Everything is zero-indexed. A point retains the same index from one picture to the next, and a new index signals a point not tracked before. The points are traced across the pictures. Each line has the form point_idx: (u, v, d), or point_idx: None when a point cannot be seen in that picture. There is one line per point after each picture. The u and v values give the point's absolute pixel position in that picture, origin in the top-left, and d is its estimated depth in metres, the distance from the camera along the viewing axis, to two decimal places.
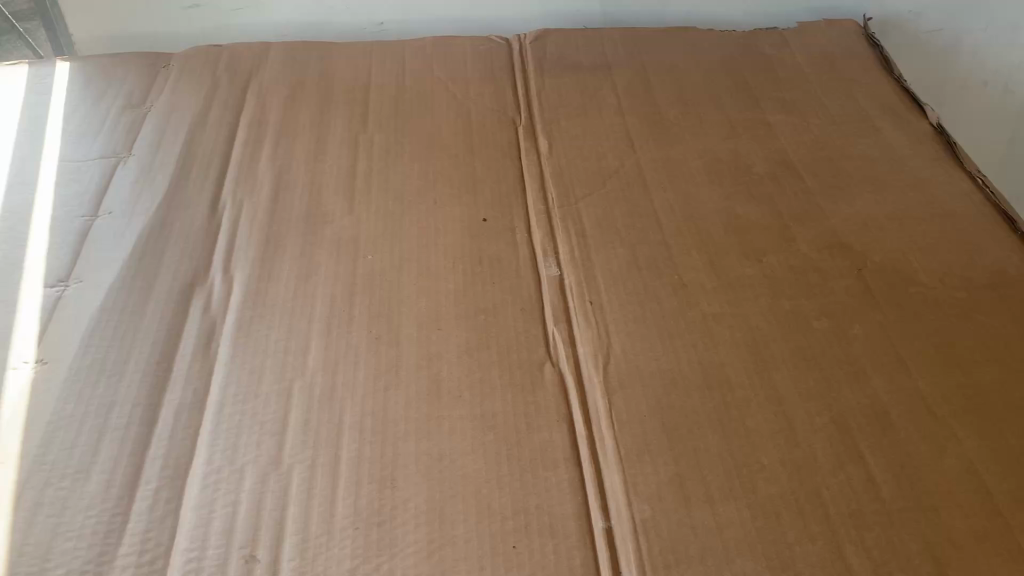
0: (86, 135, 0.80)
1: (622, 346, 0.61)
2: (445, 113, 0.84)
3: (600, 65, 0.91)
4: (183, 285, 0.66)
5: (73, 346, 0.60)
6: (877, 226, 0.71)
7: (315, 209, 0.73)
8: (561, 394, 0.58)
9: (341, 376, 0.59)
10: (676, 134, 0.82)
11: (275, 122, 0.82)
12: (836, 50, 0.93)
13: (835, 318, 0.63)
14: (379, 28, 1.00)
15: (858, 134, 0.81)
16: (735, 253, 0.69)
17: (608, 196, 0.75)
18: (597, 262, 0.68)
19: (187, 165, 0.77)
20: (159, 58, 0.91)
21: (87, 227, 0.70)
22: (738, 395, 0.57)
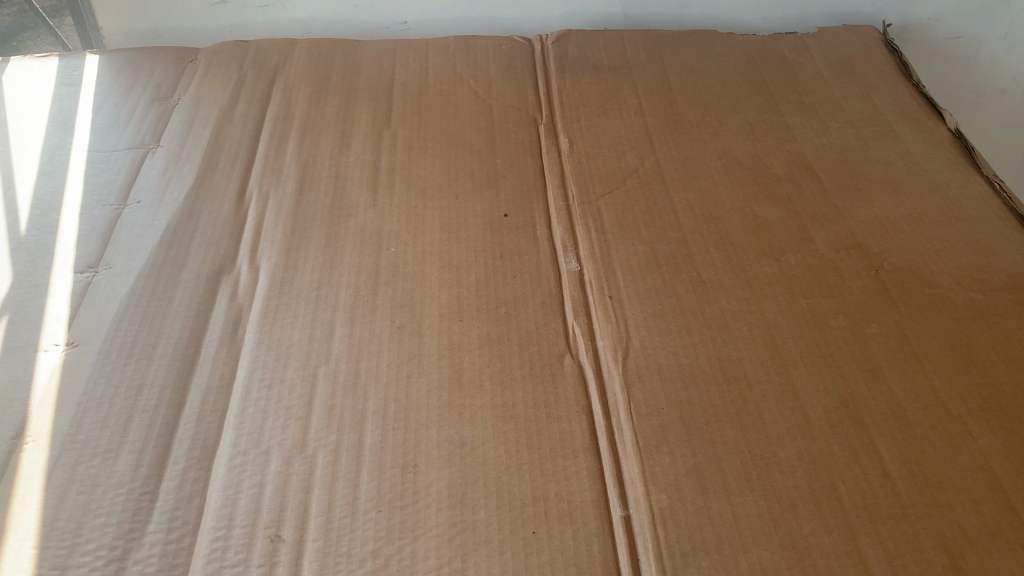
0: (115, 126, 0.82)
1: (641, 340, 0.62)
2: (467, 111, 0.85)
3: (621, 66, 0.92)
4: (210, 273, 0.67)
5: (102, 330, 0.61)
6: (894, 228, 0.71)
7: (339, 202, 0.74)
8: (581, 386, 0.59)
9: (364, 363, 0.60)
10: (696, 135, 0.82)
11: (300, 117, 0.83)
12: (856, 54, 0.94)
13: (852, 317, 0.63)
14: (403, 27, 1.01)
15: (876, 137, 0.82)
16: (753, 251, 0.69)
17: (627, 194, 0.76)
18: (616, 258, 0.69)
19: (213, 157, 0.78)
20: (186, 53, 0.93)
21: (116, 216, 0.72)
22: (755, 389, 0.58)
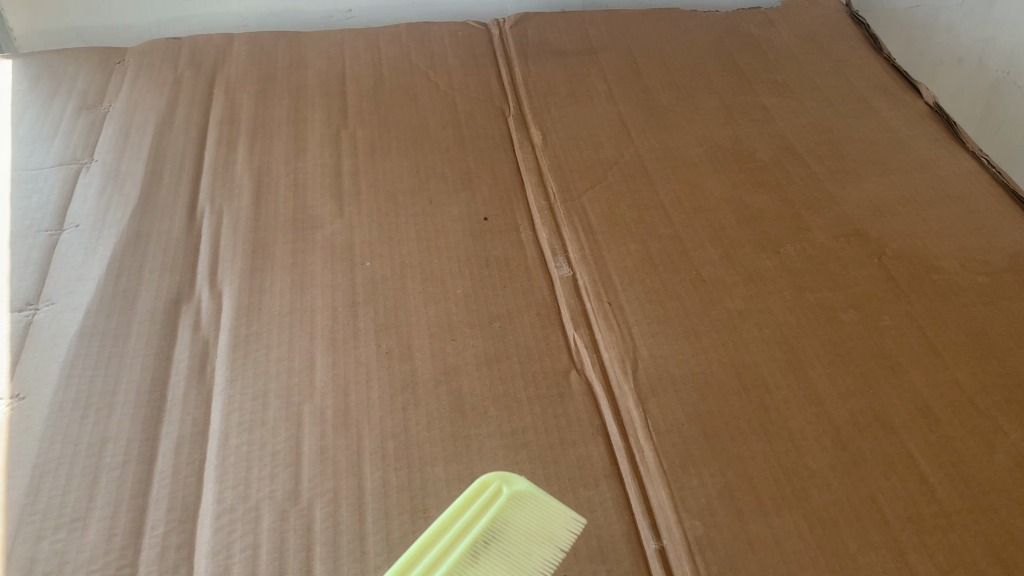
0: (40, 140, 0.74)
1: (649, 350, 0.58)
2: (429, 104, 0.80)
3: (586, 50, 0.87)
4: (167, 303, 0.60)
5: (52, 378, 0.55)
6: (890, 210, 0.69)
7: (302, 213, 0.68)
8: (593, 405, 0.55)
9: (354, 397, 0.54)
10: (673, 121, 0.79)
11: (248, 119, 0.77)
12: (823, 28, 0.91)
13: (863, 310, 0.60)
14: (347, 15, 0.94)
15: (856, 115, 0.79)
16: (751, 244, 0.66)
17: (610, 189, 0.71)
18: (609, 260, 0.65)
19: (156, 169, 0.71)
20: (113, 53, 0.85)
21: (53, 243, 0.64)
22: (777, 396, 0.55)
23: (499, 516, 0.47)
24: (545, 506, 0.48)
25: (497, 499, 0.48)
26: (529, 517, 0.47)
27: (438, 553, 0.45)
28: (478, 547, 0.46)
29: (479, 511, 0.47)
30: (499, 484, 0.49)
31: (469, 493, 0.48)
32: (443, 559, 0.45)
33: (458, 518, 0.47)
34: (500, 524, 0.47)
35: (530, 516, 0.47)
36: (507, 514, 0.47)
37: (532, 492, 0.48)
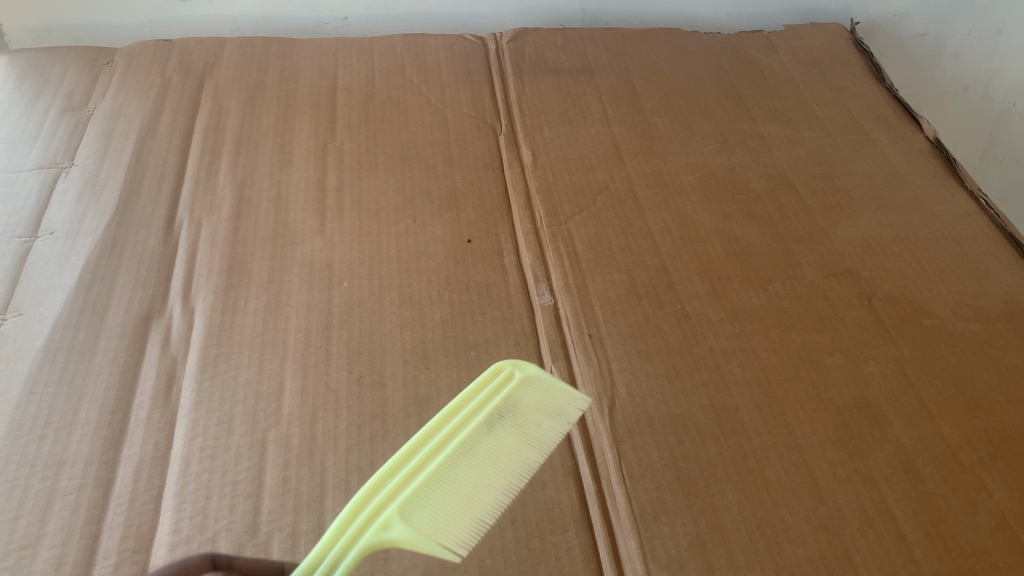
0: (21, 140, 0.72)
1: (628, 387, 0.56)
2: (419, 119, 0.78)
3: (583, 69, 0.85)
4: (138, 318, 0.59)
5: (13, 394, 0.53)
6: (883, 250, 0.67)
7: (282, 228, 0.67)
8: (566, 443, 0.53)
9: (321, 426, 0.53)
10: (667, 145, 0.77)
11: (234, 128, 0.75)
12: (826, 55, 0.89)
13: (849, 354, 0.59)
14: (343, 23, 0.93)
15: (855, 148, 0.77)
16: (739, 280, 0.64)
17: (599, 214, 0.70)
18: (593, 290, 0.64)
19: (137, 177, 0.70)
20: (102, 53, 0.83)
21: (26, 250, 0.63)
22: (755, 443, 0.53)
23: (511, 395, 0.51)
24: (550, 385, 0.52)
25: (510, 382, 0.51)
26: (536, 395, 0.51)
27: (460, 420, 0.49)
28: (491, 421, 0.50)
29: (491, 394, 0.51)
30: (511, 369, 0.52)
31: (483, 378, 0.51)
32: (465, 426, 0.49)
33: (473, 393, 0.50)
34: (511, 403, 0.51)
35: (540, 395, 0.52)
36: (518, 391, 0.51)
37: (542, 376, 0.52)
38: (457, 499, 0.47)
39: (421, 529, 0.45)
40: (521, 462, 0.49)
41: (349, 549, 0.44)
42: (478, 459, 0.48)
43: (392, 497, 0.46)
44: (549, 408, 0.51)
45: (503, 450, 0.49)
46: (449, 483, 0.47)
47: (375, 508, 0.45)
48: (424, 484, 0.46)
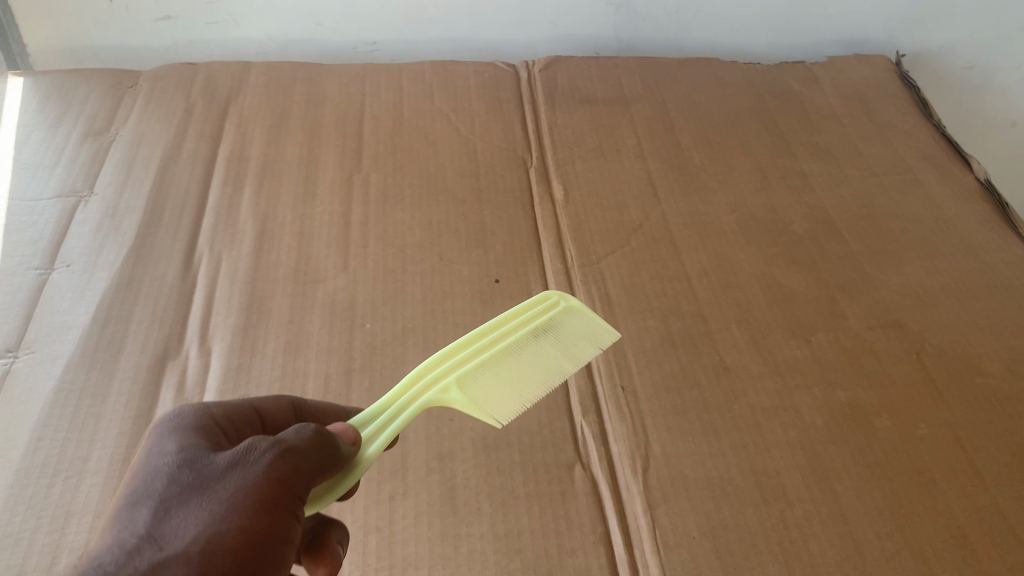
0: (41, 167, 0.71)
1: (663, 446, 0.53)
2: (448, 150, 0.76)
3: (617, 100, 0.83)
4: (153, 359, 0.57)
5: (22, 439, 0.51)
6: (932, 300, 0.64)
7: (304, 263, 0.64)
8: (597, 506, 0.50)
9: None
10: (704, 182, 0.74)
11: (257, 158, 0.73)
12: (870, 89, 0.86)
13: (897, 415, 0.56)
14: (372, 48, 0.91)
15: (901, 189, 0.74)
16: (780, 330, 0.61)
17: (633, 255, 0.67)
18: (626, 337, 0.61)
19: (157, 208, 0.68)
20: (126, 76, 0.82)
21: (41, 283, 0.61)
22: (798, 511, 0.50)
23: (557, 318, 0.57)
24: (591, 320, 0.59)
25: (559, 310, 0.58)
26: (578, 322, 0.58)
27: (518, 324, 0.55)
28: (541, 331, 0.56)
29: (545, 312, 0.57)
30: (557, 299, 0.58)
31: (540, 299, 0.57)
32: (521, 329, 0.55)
33: (533, 306, 0.57)
34: (557, 323, 0.57)
35: (580, 326, 0.58)
36: (564, 318, 0.58)
37: (584, 313, 0.59)
38: (504, 380, 0.53)
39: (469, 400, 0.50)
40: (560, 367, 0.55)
41: (410, 405, 0.49)
42: (525, 355, 0.54)
43: (451, 366, 0.51)
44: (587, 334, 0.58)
45: (546, 354, 0.55)
46: (497, 367, 0.53)
47: (434, 372, 0.51)
48: (482, 363, 0.52)
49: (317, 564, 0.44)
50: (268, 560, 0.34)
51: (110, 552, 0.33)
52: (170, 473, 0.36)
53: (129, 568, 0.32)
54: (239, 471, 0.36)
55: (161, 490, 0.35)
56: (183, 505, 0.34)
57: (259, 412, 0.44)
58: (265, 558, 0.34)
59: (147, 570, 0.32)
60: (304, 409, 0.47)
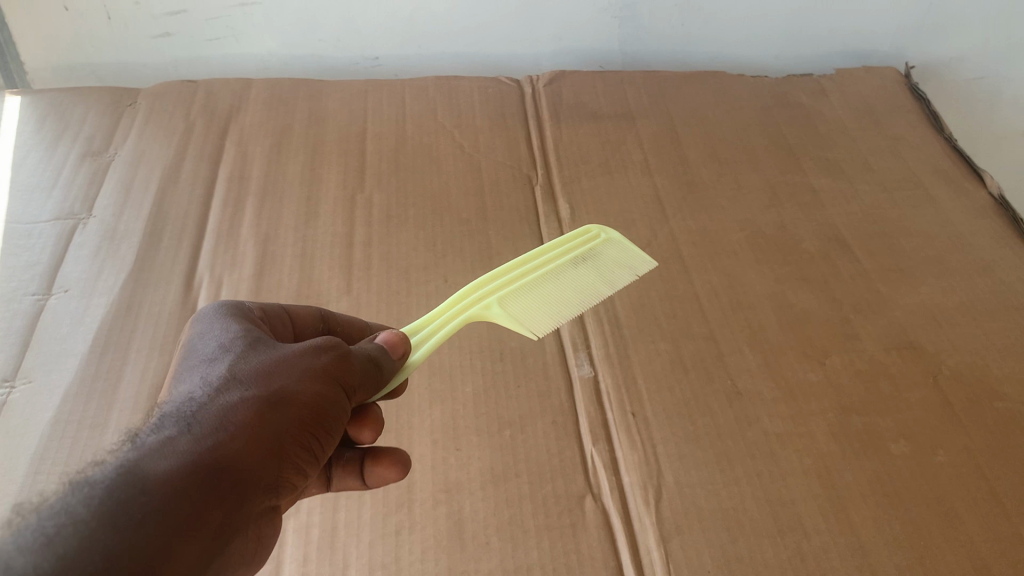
0: (38, 189, 0.70)
1: (675, 476, 0.52)
2: (452, 168, 0.75)
3: (623, 115, 0.82)
4: (153, 387, 0.55)
5: (18, 473, 0.50)
6: (947, 320, 0.62)
7: (306, 285, 0.63)
8: (608, 539, 0.49)
9: (343, 515, 0.49)
10: (713, 199, 0.73)
11: (258, 178, 0.72)
12: (879, 102, 0.85)
13: (915, 441, 0.54)
14: (374, 63, 0.90)
15: (913, 205, 0.73)
16: (793, 352, 0.60)
17: (642, 275, 0.66)
18: (636, 360, 0.59)
19: (157, 231, 0.67)
20: (124, 94, 0.81)
21: (39, 309, 0.60)
22: (815, 542, 0.49)
23: (597, 246, 0.65)
24: (627, 249, 0.66)
25: (599, 240, 0.66)
26: (615, 252, 0.66)
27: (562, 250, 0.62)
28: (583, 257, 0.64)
29: (587, 241, 0.65)
30: (599, 232, 0.66)
31: (585, 230, 0.65)
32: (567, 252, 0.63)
33: (578, 237, 0.65)
34: (596, 252, 0.65)
35: (617, 254, 0.66)
36: (602, 246, 0.65)
37: (622, 242, 0.67)
38: (543, 302, 0.59)
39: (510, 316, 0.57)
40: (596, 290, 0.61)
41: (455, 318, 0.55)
42: (565, 279, 0.61)
43: (498, 287, 0.58)
44: (623, 262, 0.65)
45: (585, 278, 0.62)
46: (538, 286, 0.59)
47: (483, 290, 0.57)
48: (524, 284, 0.59)
49: (361, 428, 0.47)
50: (322, 433, 0.39)
51: (197, 390, 0.36)
52: (244, 344, 0.40)
53: (223, 398, 0.35)
54: (304, 356, 0.40)
55: (238, 350, 0.39)
56: (261, 365, 0.38)
57: (293, 317, 0.48)
58: (328, 417, 0.39)
59: (237, 398, 0.35)
60: (334, 326, 0.51)
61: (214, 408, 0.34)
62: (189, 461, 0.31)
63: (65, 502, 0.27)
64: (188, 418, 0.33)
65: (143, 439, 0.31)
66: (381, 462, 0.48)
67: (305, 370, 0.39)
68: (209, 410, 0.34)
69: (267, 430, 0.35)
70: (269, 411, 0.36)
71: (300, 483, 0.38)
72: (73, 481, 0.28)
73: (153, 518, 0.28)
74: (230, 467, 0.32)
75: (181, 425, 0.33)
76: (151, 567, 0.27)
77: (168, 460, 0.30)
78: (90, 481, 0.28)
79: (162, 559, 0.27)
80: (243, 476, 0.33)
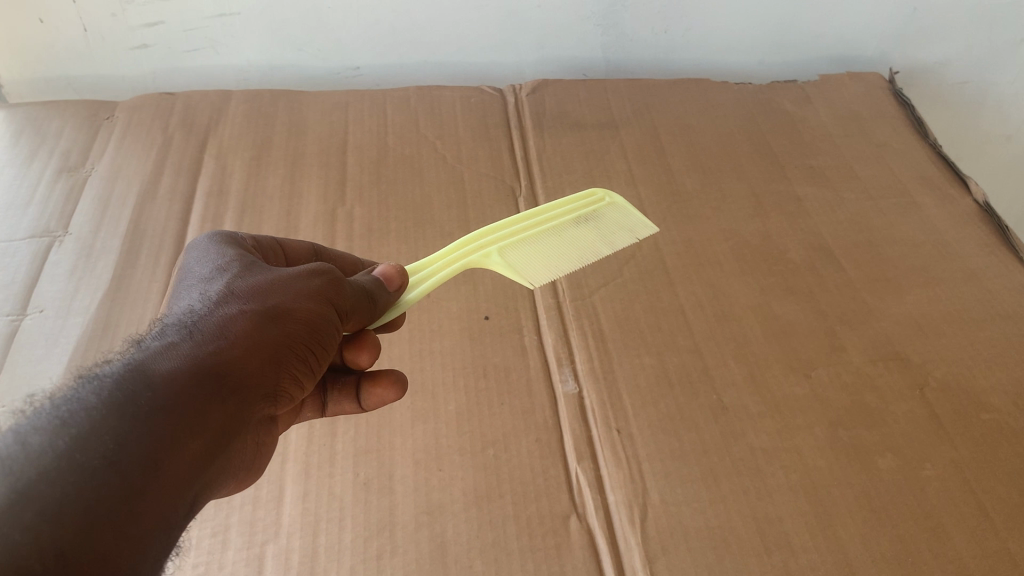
0: (13, 207, 0.68)
1: (660, 494, 0.51)
2: (435, 180, 0.74)
3: (607, 123, 0.81)
4: None
5: None
6: (934, 330, 0.62)
7: None
8: (593, 560, 0.48)
9: (324, 538, 0.48)
10: (697, 209, 0.72)
11: (238, 192, 0.71)
12: (864, 108, 0.85)
13: (903, 455, 0.54)
14: (355, 72, 0.89)
15: (898, 212, 0.73)
16: (780, 364, 0.59)
17: (626, 287, 0.65)
18: (621, 375, 0.59)
19: (134, 247, 0.66)
20: (101, 107, 0.80)
21: (13, 330, 0.59)
22: (803, 561, 0.48)
23: (597, 209, 0.70)
24: (629, 213, 0.71)
25: (601, 203, 0.70)
26: (615, 214, 0.70)
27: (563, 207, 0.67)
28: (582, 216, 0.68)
29: (589, 202, 0.69)
30: (602, 196, 0.71)
31: (588, 193, 0.70)
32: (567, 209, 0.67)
33: (581, 198, 0.69)
34: (595, 214, 0.69)
35: (616, 216, 0.70)
36: (602, 209, 0.70)
37: (624, 206, 0.71)
38: (540, 253, 0.63)
39: (509, 264, 0.61)
40: (589, 249, 0.66)
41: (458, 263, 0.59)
42: (563, 236, 0.65)
43: (500, 235, 0.62)
44: (624, 224, 0.70)
45: (581, 237, 0.67)
46: (537, 238, 0.64)
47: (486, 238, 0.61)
48: (525, 236, 0.63)
49: (358, 351, 0.51)
50: (315, 345, 0.42)
51: (198, 303, 0.39)
52: (242, 264, 0.43)
53: (222, 309, 0.39)
54: (298, 277, 0.43)
55: (238, 270, 0.42)
56: (257, 282, 0.41)
57: (285, 248, 0.52)
58: (321, 333, 0.43)
59: (237, 310, 0.39)
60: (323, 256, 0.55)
61: (214, 319, 0.38)
62: (190, 362, 0.35)
63: (80, 397, 0.31)
64: (190, 326, 0.37)
65: (149, 347, 0.35)
66: (378, 383, 0.52)
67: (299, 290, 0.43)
68: (208, 322, 0.38)
69: (262, 343, 0.39)
70: (264, 325, 0.39)
71: (292, 392, 0.42)
72: (85, 381, 0.32)
73: (157, 410, 0.31)
74: (227, 370, 0.36)
75: (184, 333, 0.36)
76: (155, 455, 0.30)
77: (170, 364, 0.34)
78: (104, 378, 0.32)
79: (164, 447, 0.31)
80: (239, 377, 0.37)
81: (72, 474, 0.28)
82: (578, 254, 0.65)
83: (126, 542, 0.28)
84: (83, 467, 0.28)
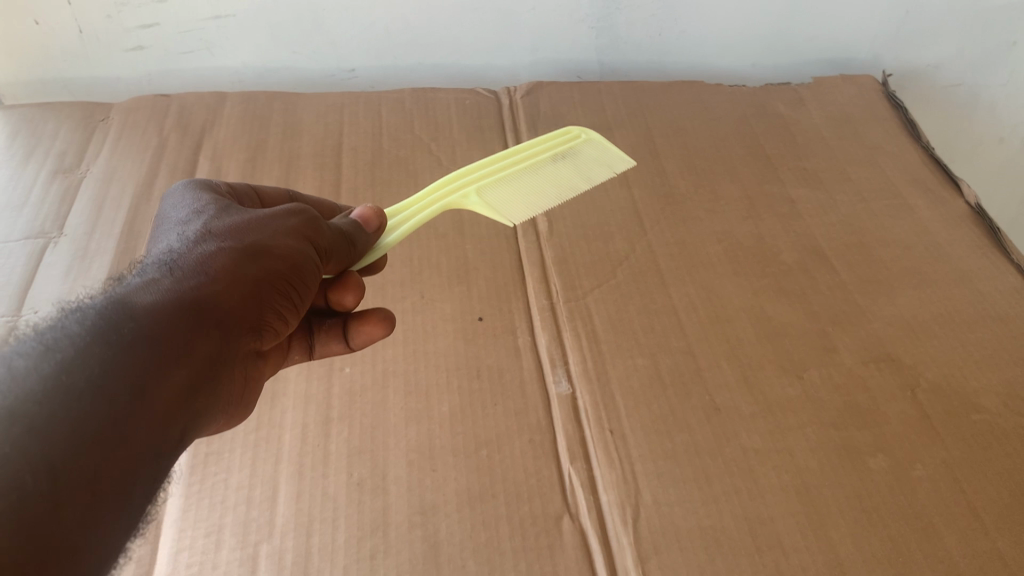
0: (8, 208, 0.69)
1: (653, 495, 0.52)
2: (429, 181, 0.74)
3: (601, 126, 0.82)
4: None
5: None
6: (925, 331, 0.62)
7: None
8: (586, 561, 0.48)
9: (317, 539, 0.49)
10: (691, 211, 0.73)
11: None
12: (857, 111, 0.85)
13: (893, 455, 0.54)
14: (350, 74, 0.89)
15: (890, 215, 0.73)
16: (772, 365, 0.60)
17: (619, 288, 0.65)
18: (614, 376, 0.59)
19: (129, 248, 0.66)
20: (97, 110, 0.80)
21: (7, 332, 0.59)
22: (794, 560, 0.48)
23: (575, 145, 0.74)
24: (604, 148, 0.75)
25: (577, 140, 0.74)
26: (593, 151, 0.75)
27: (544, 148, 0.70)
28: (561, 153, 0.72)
29: (567, 138, 0.73)
30: (578, 132, 0.75)
31: (566, 133, 0.73)
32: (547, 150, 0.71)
33: (560, 135, 0.73)
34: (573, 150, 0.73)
35: (594, 153, 0.74)
36: (579, 145, 0.74)
37: (599, 142, 0.76)
38: (524, 193, 0.67)
39: (493, 202, 0.65)
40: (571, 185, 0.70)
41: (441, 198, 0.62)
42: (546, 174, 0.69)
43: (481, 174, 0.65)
44: (601, 159, 0.74)
45: (562, 173, 0.71)
46: (519, 177, 0.67)
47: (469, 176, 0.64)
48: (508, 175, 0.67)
49: (342, 292, 0.52)
50: (297, 282, 0.44)
51: (176, 243, 0.41)
52: (216, 210, 0.44)
53: (202, 246, 0.40)
54: (272, 220, 0.45)
55: (214, 215, 0.44)
56: (234, 224, 0.43)
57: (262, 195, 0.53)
58: (302, 269, 0.44)
59: (217, 245, 0.40)
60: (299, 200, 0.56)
61: (195, 255, 0.39)
62: (173, 293, 0.36)
63: (64, 322, 0.32)
64: (169, 263, 0.38)
65: (130, 280, 0.36)
66: (366, 323, 0.54)
67: (274, 231, 0.44)
68: (188, 258, 0.39)
69: (246, 275, 0.40)
70: (245, 260, 0.41)
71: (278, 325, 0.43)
72: (66, 309, 0.33)
73: (145, 334, 0.33)
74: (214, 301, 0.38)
75: (164, 269, 0.38)
76: (148, 372, 0.32)
77: (153, 294, 0.35)
78: (88, 305, 0.33)
79: (157, 368, 0.32)
80: (225, 306, 0.38)
81: (62, 389, 0.28)
82: (558, 190, 0.69)
83: (122, 456, 0.29)
84: (72, 385, 0.29)
